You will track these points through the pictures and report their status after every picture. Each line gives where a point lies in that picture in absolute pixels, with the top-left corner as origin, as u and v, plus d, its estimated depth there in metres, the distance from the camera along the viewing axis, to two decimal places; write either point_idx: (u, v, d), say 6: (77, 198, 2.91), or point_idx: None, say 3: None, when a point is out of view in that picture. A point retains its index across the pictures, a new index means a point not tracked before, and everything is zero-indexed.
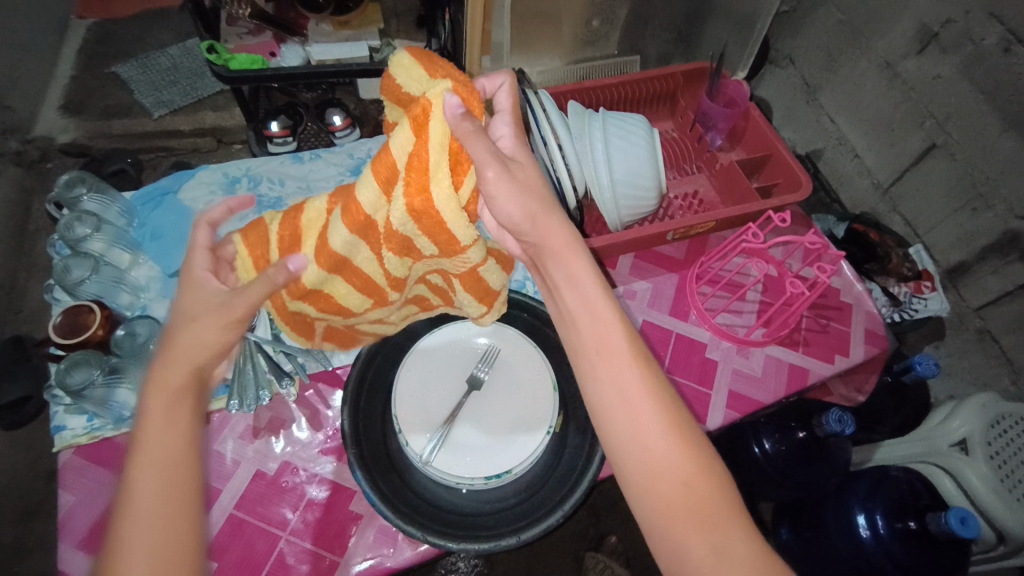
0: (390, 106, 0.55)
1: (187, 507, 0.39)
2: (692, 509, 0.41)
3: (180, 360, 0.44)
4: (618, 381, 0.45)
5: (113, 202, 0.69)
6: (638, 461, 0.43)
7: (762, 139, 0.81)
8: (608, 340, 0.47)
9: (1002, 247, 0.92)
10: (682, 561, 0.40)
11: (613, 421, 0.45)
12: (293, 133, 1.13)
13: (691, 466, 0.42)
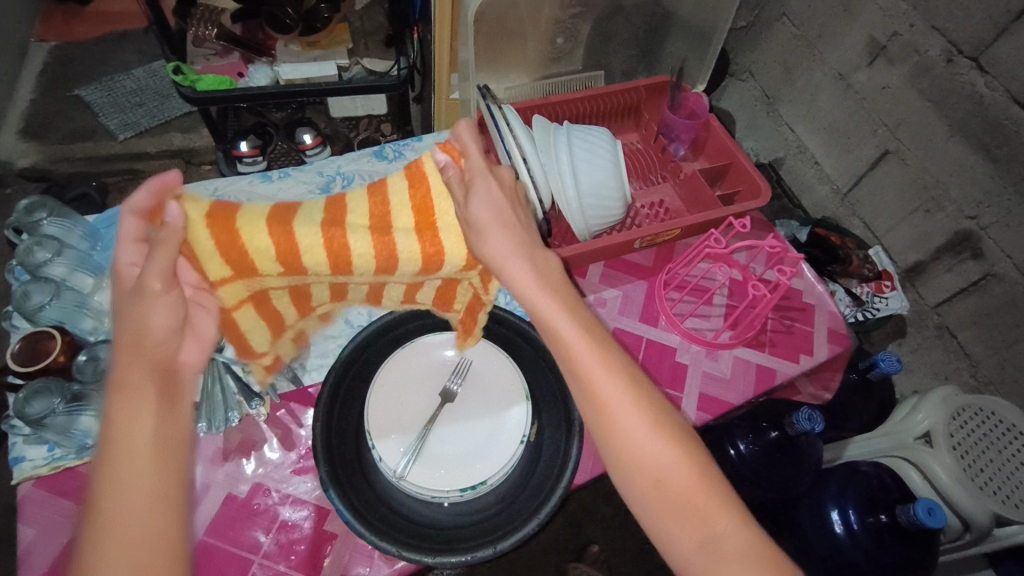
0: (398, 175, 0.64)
1: (160, 497, 0.42)
2: (677, 504, 0.44)
3: (139, 358, 0.47)
4: (598, 387, 0.48)
5: (75, 226, 0.68)
6: (626, 462, 0.46)
7: (723, 149, 0.83)
8: (581, 352, 0.49)
9: (955, 246, 0.97)
10: (674, 549, 0.44)
11: (595, 426, 0.48)
12: (262, 152, 1.14)
13: (673, 463, 0.45)
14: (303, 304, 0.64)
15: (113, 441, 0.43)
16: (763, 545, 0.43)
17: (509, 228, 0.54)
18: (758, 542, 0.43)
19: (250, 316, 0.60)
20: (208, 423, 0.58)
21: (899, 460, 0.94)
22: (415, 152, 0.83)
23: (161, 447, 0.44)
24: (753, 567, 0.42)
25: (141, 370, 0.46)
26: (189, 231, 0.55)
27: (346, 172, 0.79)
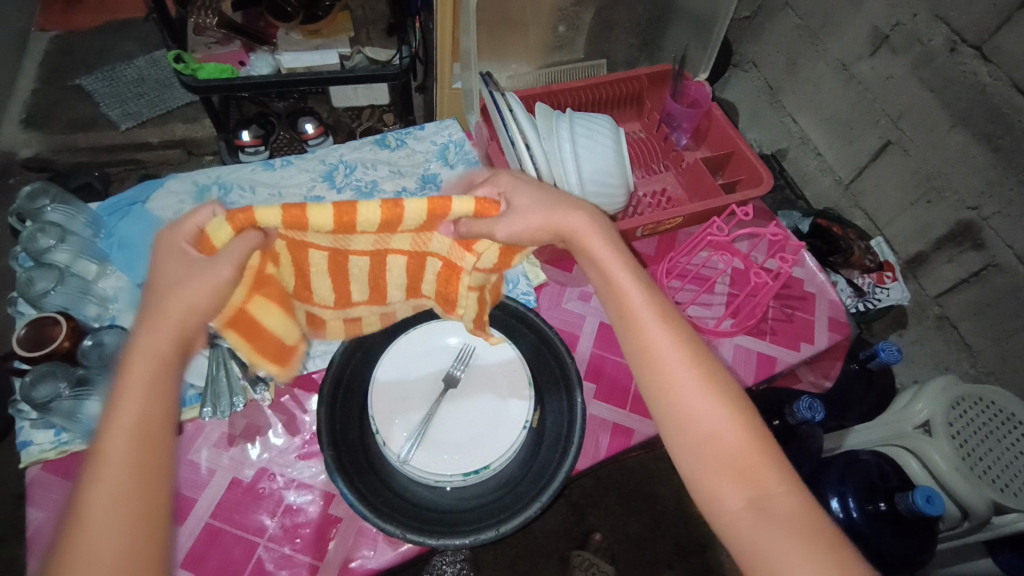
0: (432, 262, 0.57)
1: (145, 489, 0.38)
2: (727, 462, 0.44)
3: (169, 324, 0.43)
4: (653, 342, 0.48)
5: (78, 214, 0.68)
6: (679, 417, 0.46)
7: (725, 138, 0.83)
8: (640, 309, 0.49)
9: (956, 237, 0.97)
10: (720, 508, 0.43)
11: (648, 380, 0.47)
12: (264, 142, 1.13)
13: (722, 420, 0.45)
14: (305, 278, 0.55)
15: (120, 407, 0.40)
16: (815, 513, 0.42)
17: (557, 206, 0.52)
18: (807, 508, 0.42)
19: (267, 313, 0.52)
20: (213, 408, 0.58)
21: (898, 449, 0.94)
22: (418, 140, 0.83)
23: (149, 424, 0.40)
24: (803, 531, 0.41)
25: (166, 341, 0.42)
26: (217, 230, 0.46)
27: (349, 161, 0.79)
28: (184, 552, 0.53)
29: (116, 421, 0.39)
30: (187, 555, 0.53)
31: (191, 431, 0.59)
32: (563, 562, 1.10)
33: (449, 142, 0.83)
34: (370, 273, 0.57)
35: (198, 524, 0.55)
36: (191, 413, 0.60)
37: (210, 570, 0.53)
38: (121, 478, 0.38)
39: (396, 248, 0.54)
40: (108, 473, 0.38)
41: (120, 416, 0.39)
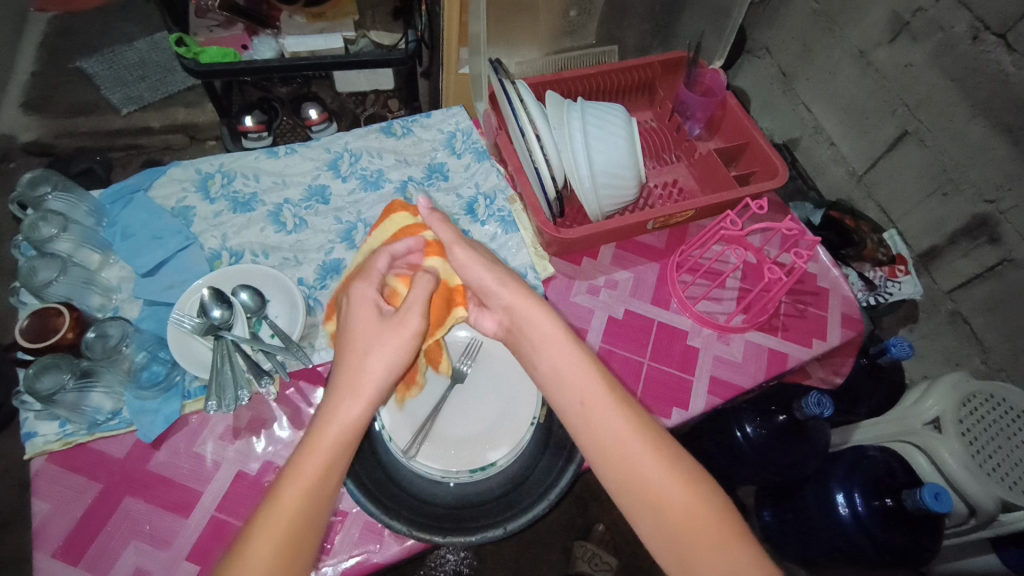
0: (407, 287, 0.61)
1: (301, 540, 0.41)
2: (698, 541, 0.44)
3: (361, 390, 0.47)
4: (611, 428, 0.47)
5: (80, 201, 0.67)
6: (649, 499, 0.45)
7: (739, 128, 0.81)
8: (595, 396, 0.49)
9: (972, 230, 0.95)
10: None
11: (611, 469, 0.47)
12: (268, 128, 1.11)
13: (688, 498, 0.45)
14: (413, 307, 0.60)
15: (305, 459, 0.43)
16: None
17: (507, 283, 0.56)
18: None
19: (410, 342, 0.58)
20: (218, 401, 0.57)
21: (908, 446, 0.93)
22: (424, 128, 0.81)
23: (324, 481, 0.43)
24: None
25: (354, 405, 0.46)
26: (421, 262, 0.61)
27: (354, 149, 0.78)
28: (190, 544, 0.54)
29: (301, 469, 0.43)
30: (193, 548, 0.53)
31: (196, 424, 0.59)
32: (566, 553, 1.10)
33: (456, 130, 0.81)
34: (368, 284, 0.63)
35: (204, 517, 0.55)
36: (196, 405, 0.59)
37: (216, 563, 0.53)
38: (291, 519, 0.41)
39: None
40: (281, 518, 0.41)
41: (303, 468, 0.43)
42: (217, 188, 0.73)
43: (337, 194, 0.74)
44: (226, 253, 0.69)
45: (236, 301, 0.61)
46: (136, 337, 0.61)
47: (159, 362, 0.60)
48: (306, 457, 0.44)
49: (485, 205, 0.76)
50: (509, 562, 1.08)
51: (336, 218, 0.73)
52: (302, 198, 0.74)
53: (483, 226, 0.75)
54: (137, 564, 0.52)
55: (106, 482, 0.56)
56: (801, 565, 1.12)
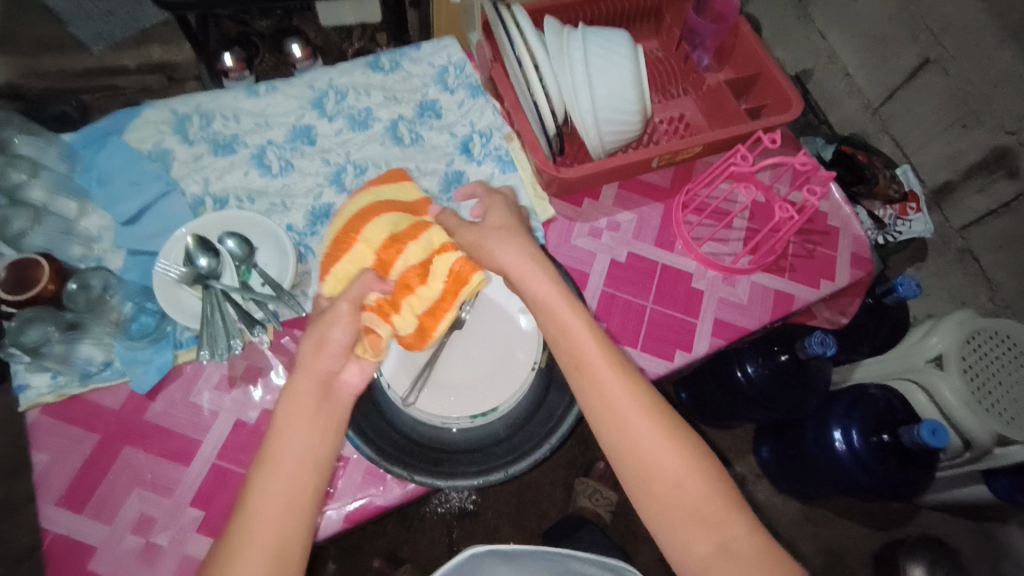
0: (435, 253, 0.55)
1: (298, 512, 0.43)
2: (693, 509, 0.44)
3: (312, 368, 0.47)
4: (607, 396, 0.47)
5: (51, 145, 0.63)
6: (640, 470, 0.46)
7: (751, 56, 0.75)
8: (594, 360, 0.48)
9: (990, 164, 0.90)
10: (687, 554, 0.44)
11: (610, 433, 0.47)
12: (248, 66, 1.05)
13: (686, 469, 0.46)
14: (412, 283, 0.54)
15: (271, 454, 0.44)
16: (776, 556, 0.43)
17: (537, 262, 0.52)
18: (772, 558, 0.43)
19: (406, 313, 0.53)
20: (210, 351, 0.56)
21: (909, 383, 0.93)
22: (414, 62, 0.75)
23: (307, 461, 0.45)
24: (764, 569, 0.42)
25: (308, 381, 0.47)
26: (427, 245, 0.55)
27: (339, 86, 0.73)
28: (193, 491, 0.54)
29: (274, 460, 0.44)
30: (196, 494, 0.54)
31: (190, 374, 0.58)
32: (567, 489, 1.13)
33: (448, 64, 0.76)
34: (387, 244, 0.55)
35: (204, 465, 0.55)
36: (188, 355, 0.58)
37: (220, 508, 0.54)
38: (279, 507, 0.43)
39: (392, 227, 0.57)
40: (265, 514, 0.42)
41: (273, 461, 0.44)
42: (196, 130, 0.69)
43: (324, 134, 0.70)
44: (210, 199, 0.66)
45: (222, 249, 0.58)
46: (122, 288, 0.59)
47: (148, 313, 0.58)
48: (268, 473, 0.44)
49: (481, 143, 0.72)
50: (512, 499, 1.11)
51: (323, 160, 0.69)
52: (287, 138, 0.70)
53: (479, 166, 0.71)
54: (141, 511, 0.53)
55: (105, 432, 0.56)
56: (796, 497, 1.16)
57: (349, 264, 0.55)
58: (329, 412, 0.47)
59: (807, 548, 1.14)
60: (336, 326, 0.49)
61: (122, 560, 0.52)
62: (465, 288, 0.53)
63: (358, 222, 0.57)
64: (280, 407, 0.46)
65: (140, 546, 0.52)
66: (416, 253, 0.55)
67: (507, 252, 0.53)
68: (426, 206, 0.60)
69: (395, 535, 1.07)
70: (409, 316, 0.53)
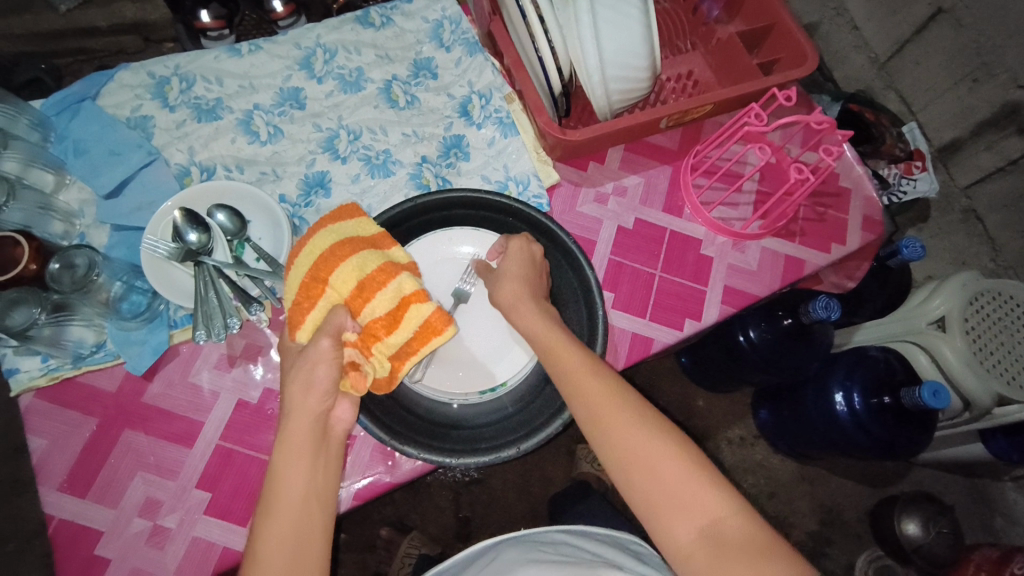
0: (402, 300, 0.49)
1: (307, 556, 0.42)
2: (672, 493, 0.43)
3: (302, 412, 0.45)
4: (581, 383, 0.47)
5: (20, 113, 0.58)
6: (618, 456, 0.45)
7: (764, 6, 0.71)
8: (570, 354, 0.49)
9: (1000, 120, 0.88)
10: (672, 541, 0.43)
11: (587, 419, 0.47)
12: (228, 24, 0.98)
13: (666, 453, 0.44)
14: (379, 329, 0.48)
15: (271, 500, 0.43)
16: (763, 535, 0.41)
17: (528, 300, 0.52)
18: (759, 536, 0.41)
19: (377, 362, 0.48)
20: (206, 330, 0.53)
21: (909, 344, 0.93)
22: (406, 17, 0.71)
23: (309, 502, 0.43)
24: (751, 552, 0.40)
25: (301, 425, 0.45)
26: (396, 291, 0.49)
27: (327, 44, 0.68)
28: (198, 473, 0.53)
29: (275, 506, 0.43)
30: (202, 476, 0.53)
31: (188, 354, 0.56)
32: (570, 455, 1.14)
33: (442, 18, 0.71)
34: (354, 288, 0.49)
35: (208, 447, 0.54)
36: (184, 334, 0.56)
37: (227, 489, 0.53)
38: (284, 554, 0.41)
39: (356, 267, 0.49)
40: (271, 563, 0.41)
41: (272, 508, 0.43)
42: (176, 94, 0.64)
43: (313, 97, 0.66)
44: (196, 169, 0.62)
45: (212, 223, 0.55)
46: (107, 266, 0.55)
47: (139, 292, 0.56)
48: (270, 518, 0.42)
49: (481, 105, 0.68)
50: (516, 466, 1.12)
51: (314, 125, 0.65)
52: (274, 102, 0.65)
53: (479, 130, 0.67)
54: (147, 494, 0.52)
55: (103, 416, 0.54)
56: (794, 457, 1.18)
57: (319, 314, 0.48)
58: (328, 458, 0.46)
59: (804, 506, 1.18)
60: (319, 365, 0.46)
61: (131, 543, 0.51)
62: (438, 339, 0.48)
63: (325, 261, 0.49)
64: (276, 457, 0.45)
65: (148, 529, 0.51)
66: (382, 302, 0.49)
67: (504, 285, 0.52)
68: (388, 238, 0.52)
69: (402, 503, 1.09)
70: (383, 361, 0.49)
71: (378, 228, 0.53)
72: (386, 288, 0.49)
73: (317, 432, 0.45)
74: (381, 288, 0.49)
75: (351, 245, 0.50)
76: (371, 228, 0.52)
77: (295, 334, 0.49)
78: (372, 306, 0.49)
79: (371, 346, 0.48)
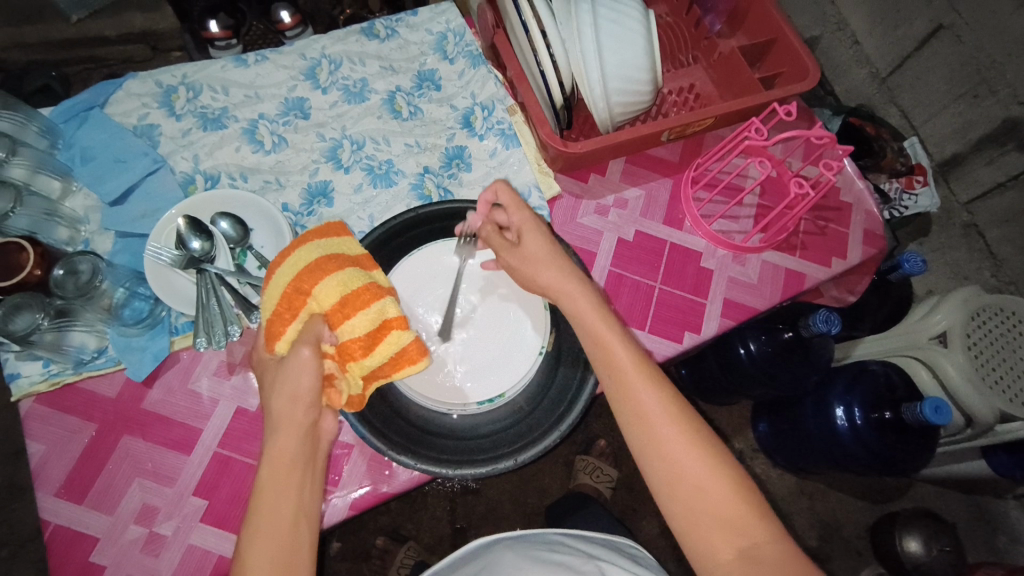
0: (381, 324, 0.49)
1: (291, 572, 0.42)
2: (714, 513, 0.44)
3: (288, 429, 0.45)
4: (633, 396, 0.47)
5: (30, 121, 0.59)
6: (665, 470, 0.46)
7: (766, 21, 0.71)
8: (624, 366, 0.48)
9: (1000, 136, 0.88)
10: (710, 558, 0.43)
11: (636, 433, 0.47)
12: (236, 34, 1.00)
13: (710, 474, 0.45)
14: (356, 349, 0.48)
15: (257, 516, 0.43)
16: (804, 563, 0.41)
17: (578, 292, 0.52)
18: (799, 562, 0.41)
19: (351, 382, 0.48)
20: (207, 338, 0.54)
21: (911, 360, 0.93)
22: (410, 29, 0.72)
23: (297, 519, 0.44)
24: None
25: (287, 441, 0.45)
26: (376, 313, 0.49)
27: (333, 54, 0.69)
28: (195, 481, 0.53)
29: (261, 520, 0.43)
30: (199, 484, 0.53)
31: (188, 361, 0.56)
32: (568, 466, 1.14)
33: (447, 31, 0.72)
34: (336, 303, 0.48)
35: (206, 454, 0.54)
36: (184, 341, 0.56)
37: (223, 498, 0.53)
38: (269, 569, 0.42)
39: (340, 284, 0.48)
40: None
41: (259, 522, 0.43)
42: (183, 103, 0.65)
43: (318, 107, 0.67)
44: (200, 177, 0.63)
45: (215, 231, 0.56)
46: (111, 273, 0.56)
47: (141, 298, 0.57)
48: (256, 533, 0.43)
49: (483, 116, 0.69)
50: (514, 476, 1.11)
51: (318, 135, 0.66)
52: (279, 112, 0.66)
53: (481, 141, 0.68)
54: (143, 501, 0.52)
55: (102, 421, 0.54)
56: (793, 471, 1.17)
57: (299, 329, 0.48)
58: (315, 478, 0.46)
59: (804, 521, 1.17)
60: (303, 376, 0.46)
61: (126, 551, 0.51)
62: (411, 369, 0.49)
63: (309, 273, 0.49)
64: (265, 477, 0.44)
65: (143, 537, 0.51)
66: (364, 322, 0.48)
67: (547, 272, 0.52)
68: (371, 262, 0.52)
69: (398, 512, 1.08)
70: (356, 380, 0.49)
71: (362, 250, 0.53)
72: (368, 308, 0.48)
73: (305, 452, 0.45)
74: (364, 307, 0.48)
75: (337, 262, 0.50)
76: (354, 247, 0.53)
77: (273, 345, 0.48)
78: (352, 324, 0.48)
79: (347, 364, 0.48)
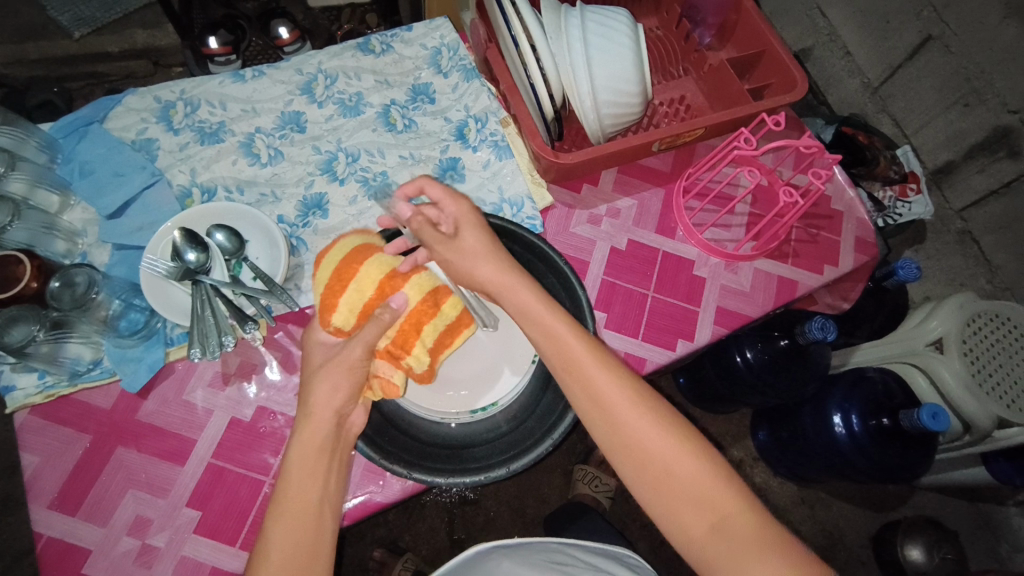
0: (438, 292, 0.53)
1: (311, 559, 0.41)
2: (686, 492, 0.43)
3: (321, 415, 0.46)
4: (594, 388, 0.47)
5: (29, 136, 0.60)
6: (634, 456, 0.45)
7: (755, 33, 0.72)
8: (584, 362, 0.47)
9: (992, 143, 0.89)
10: (682, 533, 0.43)
11: (600, 420, 0.47)
12: (235, 50, 1.01)
13: (677, 450, 0.45)
14: (421, 319, 0.51)
15: (281, 500, 0.43)
16: (777, 535, 0.41)
17: (522, 288, 0.50)
18: (768, 534, 0.41)
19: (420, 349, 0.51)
20: (202, 349, 0.54)
21: (908, 367, 0.92)
22: (405, 44, 0.73)
23: (323, 504, 0.44)
24: (761, 550, 0.40)
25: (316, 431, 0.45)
26: (428, 286, 0.52)
27: (328, 70, 0.70)
28: (189, 491, 0.53)
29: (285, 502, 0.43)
30: (192, 495, 0.53)
31: (183, 371, 0.57)
32: (567, 476, 1.14)
33: (440, 45, 0.73)
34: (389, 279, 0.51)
35: (200, 465, 0.54)
36: (180, 352, 0.57)
37: (216, 509, 0.53)
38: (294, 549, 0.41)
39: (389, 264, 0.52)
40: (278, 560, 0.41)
41: (286, 503, 0.43)
42: (180, 118, 0.66)
43: (313, 121, 0.68)
44: (197, 190, 0.64)
45: (210, 243, 0.56)
46: (107, 284, 0.56)
47: (137, 309, 0.57)
48: (281, 516, 0.42)
49: (477, 128, 0.70)
50: (512, 487, 1.11)
51: (313, 148, 0.67)
52: (275, 126, 0.67)
53: (474, 153, 0.69)
54: (136, 512, 0.52)
55: (96, 433, 0.54)
56: (793, 481, 1.17)
57: (357, 296, 0.50)
58: (338, 469, 0.46)
59: (805, 531, 1.16)
60: (342, 373, 0.46)
61: (118, 563, 0.51)
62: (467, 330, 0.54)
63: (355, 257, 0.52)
64: (293, 462, 0.44)
65: (136, 549, 0.51)
66: (416, 297, 0.51)
67: (484, 264, 0.51)
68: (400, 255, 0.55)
69: (396, 523, 1.08)
70: (422, 353, 0.51)
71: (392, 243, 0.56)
72: (423, 281, 0.52)
73: (332, 435, 0.46)
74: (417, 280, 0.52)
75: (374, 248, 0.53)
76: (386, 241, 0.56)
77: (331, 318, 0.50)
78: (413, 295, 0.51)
79: (412, 341, 0.50)
